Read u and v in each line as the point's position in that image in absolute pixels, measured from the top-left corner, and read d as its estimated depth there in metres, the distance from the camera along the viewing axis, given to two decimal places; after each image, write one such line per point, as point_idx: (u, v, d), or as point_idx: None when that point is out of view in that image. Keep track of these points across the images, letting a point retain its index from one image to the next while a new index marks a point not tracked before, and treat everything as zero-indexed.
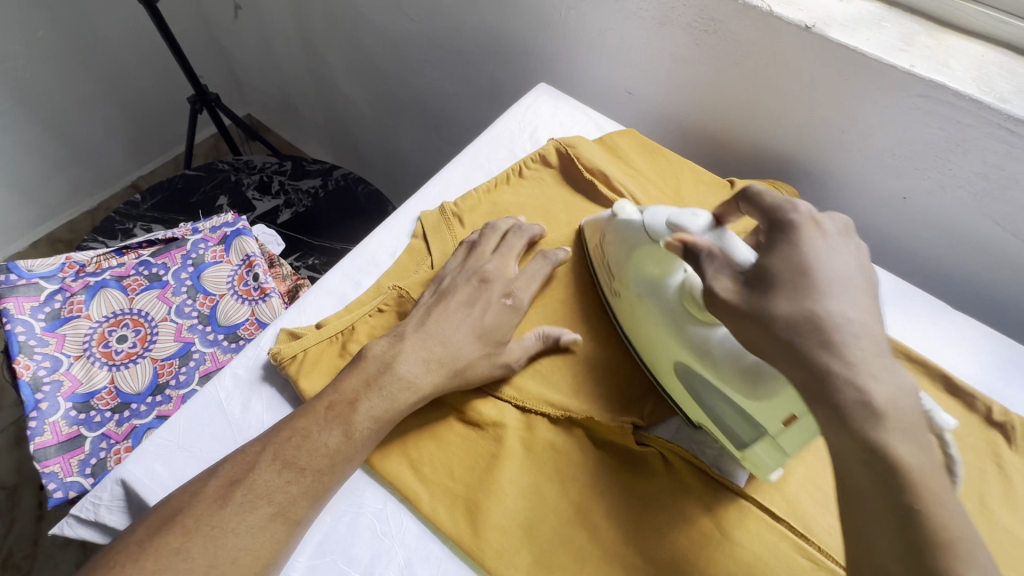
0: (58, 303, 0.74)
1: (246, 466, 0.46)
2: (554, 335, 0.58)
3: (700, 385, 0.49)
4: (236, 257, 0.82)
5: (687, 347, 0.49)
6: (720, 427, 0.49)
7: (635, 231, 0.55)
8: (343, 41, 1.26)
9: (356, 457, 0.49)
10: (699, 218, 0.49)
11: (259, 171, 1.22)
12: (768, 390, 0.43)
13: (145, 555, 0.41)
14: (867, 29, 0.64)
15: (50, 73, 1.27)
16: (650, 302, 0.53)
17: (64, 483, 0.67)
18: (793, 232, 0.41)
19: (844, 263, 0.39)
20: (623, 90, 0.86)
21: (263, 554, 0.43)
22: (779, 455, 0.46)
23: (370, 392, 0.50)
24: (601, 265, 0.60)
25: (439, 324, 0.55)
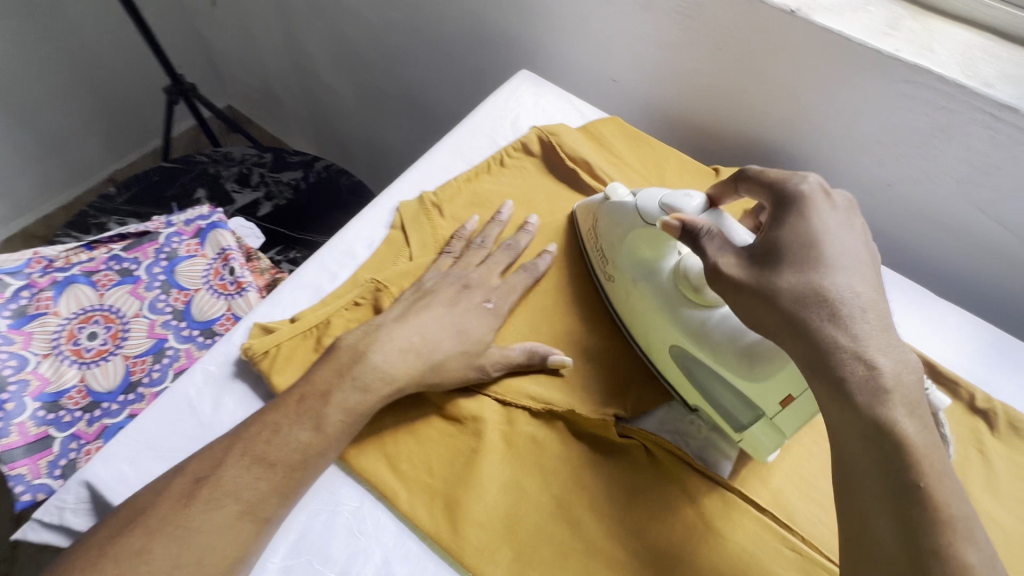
0: (24, 299, 0.71)
1: (213, 462, 0.45)
2: (542, 353, 0.54)
3: (696, 367, 0.50)
4: (212, 251, 0.80)
5: (684, 329, 0.50)
6: (714, 409, 0.50)
7: (628, 215, 0.56)
8: (323, 29, 1.22)
9: (329, 452, 0.48)
10: (693, 200, 0.51)
11: (238, 163, 1.19)
12: (767, 369, 0.44)
13: (105, 559, 0.40)
14: (852, 13, 0.63)
15: (18, 63, 1.23)
16: (645, 285, 0.54)
17: (32, 486, 0.64)
18: (803, 206, 0.44)
19: (851, 237, 0.42)
20: (607, 77, 0.85)
21: (231, 551, 0.43)
22: (777, 436, 0.46)
23: (343, 384, 0.49)
24: (594, 250, 0.60)
25: (417, 317, 0.54)
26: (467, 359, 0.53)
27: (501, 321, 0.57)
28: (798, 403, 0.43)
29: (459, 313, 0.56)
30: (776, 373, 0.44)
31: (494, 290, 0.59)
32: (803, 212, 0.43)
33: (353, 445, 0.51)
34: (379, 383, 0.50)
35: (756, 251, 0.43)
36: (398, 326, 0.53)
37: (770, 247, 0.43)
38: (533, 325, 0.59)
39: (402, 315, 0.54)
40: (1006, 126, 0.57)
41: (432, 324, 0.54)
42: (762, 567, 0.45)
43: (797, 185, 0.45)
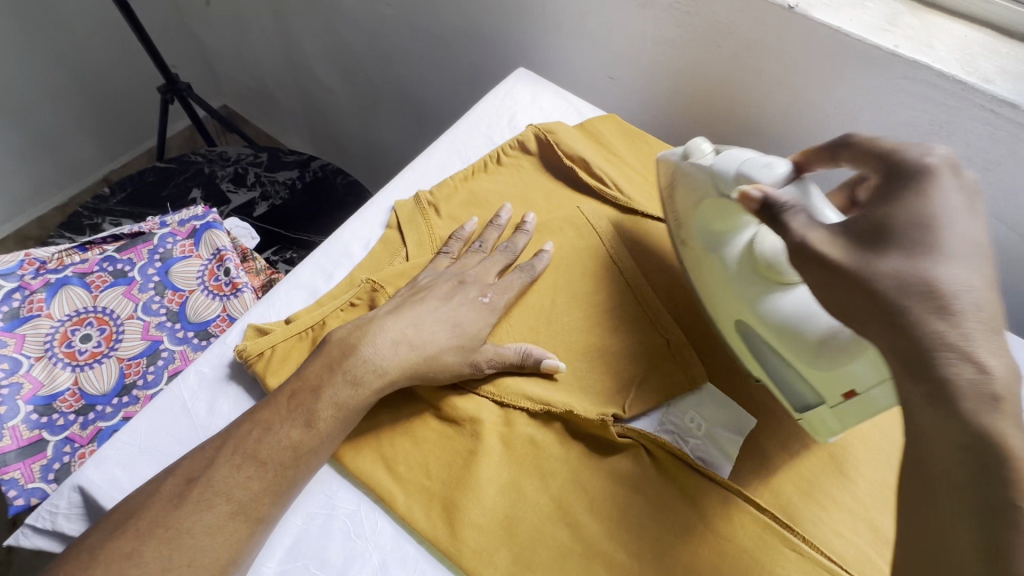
0: (16, 302, 0.71)
1: (204, 463, 0.45)
2: (536, 357, 0.53)
3: (762, 348, 0.48)
4: (207, 252, 0.79)
5: (750, 307, 0.48)
6: (780, 389, 0.48)
7: (707, 180, 0.52)
8: (318, 28, 1.22)
9: (322, 449, 0.48)
10: (774, 169, 0.48)
11: (233, 163, 1.18)
12: (833, 360, 0.42)
13: (97, 562, 0.40)
14: (850, 9, 0.62)
15: (11, 63, 1.22)
16: (715, 256, 0.51)
17: (25, 490, 0.63)
18: (918, 181, 0.37)
19: (976, 222, 0.35)
20: (605, 75, 0.84)
21: (223, 553, 0.42)
22: (840, 423, 0.45)
23: (334, 377, 0.49)
24: (669, 212, 0.58)
25: (413, 313, 0.54)
26: (463, 354, 0.53)
27: (497, 317, 0.57)
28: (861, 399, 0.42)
29: (455, 306, 0.55)
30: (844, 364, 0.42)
31: (490, 286, 0.59)
32: (917, 188, 0.37)
33: (349, 447, 0.51)
34: (372, 378, 0.50)
35: (857, 229, 0.37)
36: (394, 319, 0.53)
37: (873, 224, 0.37)
38: (531, 325, 0.58)
39: (397, 312, 0.54)
40: (1006, 122, 0.57)
41: (428, 317, 0.54)
42: (763, 568, 0.45)
43: (916, 157, 0.39)
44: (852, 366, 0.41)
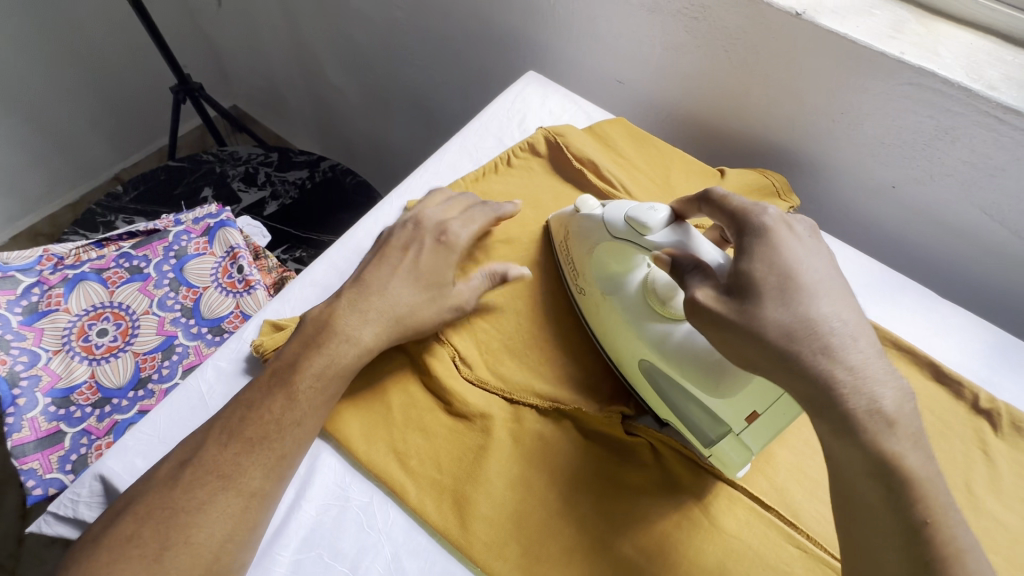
0: (35, 297, 0.72)
1: (195, 445, 0.47)
2: (500, 272, 0.59)
3: (665, 383, 0.50)
4: (220, 249, 0.80)
5: (649, 343, 0.50)
6: (687, 426, 0.50)
7: (596, 227, 0.55)
8: (329, 30, 1.23)
9: (306, 421, 0.49)
10: (657, 213, 0.48)
11: (244, 162, 1.20)
12: (728, 386, 0.44)
13: (99, 547, 0.42)
14: (857, 15, 0.63)
15: (27, 64, 1.24)
16: (613, 300, 0.54)
17: (43, 480, 0.65)
18: (767, 234, 0.41)
19: (823, 263, 0.40)
20: (614, 79, 0.85)
21: (230, 536, 0.43)
22: (743, 452, 0.46)
23: (310, 353, 0.51)
24: (566, 260, 0.60)
25: (379, 282, 0.56)
26: (435, 305, 0.56)
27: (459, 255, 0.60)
28: (762, 420, 0.43)
29: (415, 258, 0.58)
30: (739, 388, 0.43)
31: (449, 228, 0.61)
32: (769, 241, 0.40)
33: (362, 441, 0.51)
34: (356, 355, 0.52)
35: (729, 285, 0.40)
36: (391, 306, 0.54)
37: (743, 281, 0.39)
38: (539, 323, 0.59)
39: (366, 288, 0.55)
40: (1010, 128, 0.58)
41: (396, 281, 0.56)
42: (768, 564, 0.46)
43: (758, 214, 0.42)
44: (751, 388, 0.43)
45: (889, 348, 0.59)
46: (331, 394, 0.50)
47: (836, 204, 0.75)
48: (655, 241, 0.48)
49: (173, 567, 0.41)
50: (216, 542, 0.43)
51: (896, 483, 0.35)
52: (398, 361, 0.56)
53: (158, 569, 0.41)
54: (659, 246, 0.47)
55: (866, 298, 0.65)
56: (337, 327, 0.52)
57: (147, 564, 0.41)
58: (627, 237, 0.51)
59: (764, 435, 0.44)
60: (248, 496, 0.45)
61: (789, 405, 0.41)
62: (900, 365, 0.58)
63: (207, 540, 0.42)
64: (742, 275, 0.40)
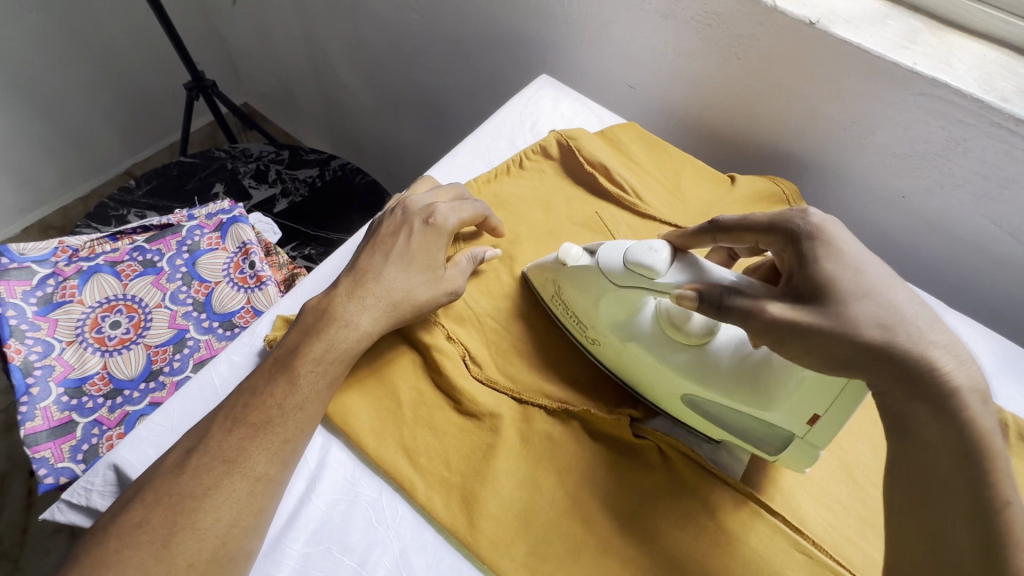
0: (50, 288, 0.73)
1: (201, 432, 0.47)
2: (481, 255, 0.61)
3: (717, 409, 0.50)
4: (232, 245, 0.81)
5: (692, 376, 0.49)
6: (747, 440, 0.50)
7: (594, 277, 0.53)
8: (343, 30, 1.24)
9: (309, 407, 0.50)
10: (658, 253, 0.48)
11: (256, 160, 1.21)
12: (782, 392, 0.45)
13: (109, 535, 0.42)
14: (870, 26, 0.64)
15: (43, 58, 1.25)
16: (636, 346, 0.52)
17: (55, 469, 0.66)
18: (820, 234, 0.41)
19: (869, 250, 0.41)
20: (626, 84, 0.86)
21: (241, 521, 0.44)
22: (810, 453, 0.47)
23: (311, 340, 0.52)
24: (563, 313, 0.58)
25: (375, 267, 0.56)
26: (431, 287, 0.56)
27: (448, 239, 0.59)
28: (824, 419, 0.44)
29: (406, 242, 0.57)
30: (794, 390, 0.44)
31: (433, 211, 0.59)
32: (824, 242, 0.41)
33: (372, 438, 0.52)
34: (360, 344, 0.53)
35: (794, 293, 0.40)
36: (400, 303, 0.55)
37: (813, 286, 0.40)
38: (548, 326, 0.60)
39: (363, 276, 0.55)
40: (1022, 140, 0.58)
41: (389, 266, 0.56)
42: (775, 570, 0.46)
43: (800, 219, 0.43)
44: (808, 387, 0.43)
45: None
46: (335, 382, 0.52)
47: (845, 213, 0.76)
48: (668, 281, 0.47)
49: (181, 553, 0.42)
50: (223, 527, 0.43)
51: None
52: (409, 358, 0.56)
53: (167, 555, 0.41)
54: (676, 285, 0.46)
55: None
56: (336, 315, 0.53)
57: (156, 549, 0.42)
58: (633, 282, 0.50)
59: (827, 435, 0.45)
60: (255, 481, 0.45)
61: (859, 384, 0.40)
62: None
63: (213, 526, 0.43)
64: (809, 281, 0.40)
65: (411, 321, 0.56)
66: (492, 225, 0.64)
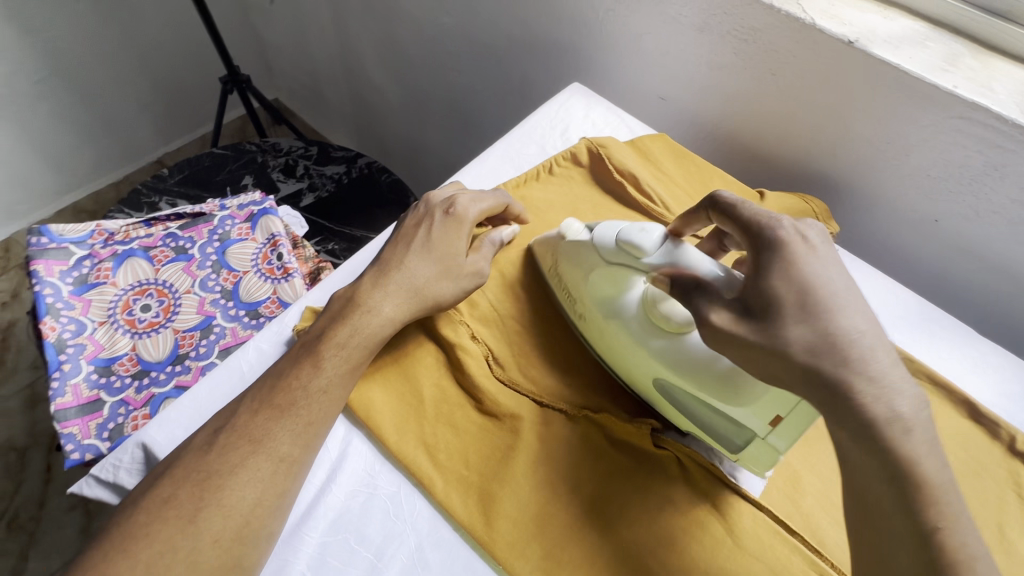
0: (86, 269, 0.75)
1: (229, 414, 0.48)
2: (498, 238, 0.62)
3: (680, 397, 0.50)
4: (262, 236, 0.83)
5: (660, 360, 0.50)
6: (709, 434, 0.50)
7: (588, 251, 0.55)
8: (377, 31, 1.26)
9: (337, 396, 0.50)
10: (649, 234, 0.49)
11: (285, 154, 1.23)
12: (749, 392, 0.44)
13: (139, 509, 0.43)
14: (909, 47, 0.63)
15: (87, 46, 1.30)
16: (616, 324, 0.53)
17: (81, 445, 0.68)
18: (784, 247, 0.41)
19: (839, 272, 0.40)
20: (657, 95, 0.86)
21: (262, 504, 0.45)
22: (771, 454, 0.46)
23: (338, 326, 0.52)
24: (557, 286, 0.60)
25: (397, 257, 0.57)
26: (452, 277, 0.57)
27: (469, 229, 0.60)
28: (786, 421, 0.43)
29: (426, 233, 0.58)
30: (760, 395, 0.44)
31: (453, 203, 0.59)
32: (784, 258, 0.40)
33: (394, 431, 0.52)
34: (384, 330, 0.53)
35: (745, 305, 0.40)
36: (426, 295, 0.55)
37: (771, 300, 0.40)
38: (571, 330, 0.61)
39: (386, 266, 0.56)
40: None
41: (410, 255, 0.57)
42: None
43: (771, 228, 0.42)
44: (771, 391, 0.43)
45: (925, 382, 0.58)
46: (359, 368, 0.52)
47: (873, 233, 0.75)
48: (650, 262, 0.48)
49: (205, 530, 0.42)
50: (247, 506, 0.44)
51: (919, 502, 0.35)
52: (433, 356, 0.57)
53: (192, 531, 0.42)
54: (654, 267, 0.48)
55: (902, 330, 0.64)
56: (360, 302, 0.54)
57: (183, 525, 0.42)
58: (620, 259, 0.51)
59: (791, 437, 0.44)
60: (279, 461, 0.46)
61: (808, 410, 0.42)
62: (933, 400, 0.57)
63: (238, 504, 0.44)
64: (761, 294, 0.40)
65: (433, 312, 0.57)
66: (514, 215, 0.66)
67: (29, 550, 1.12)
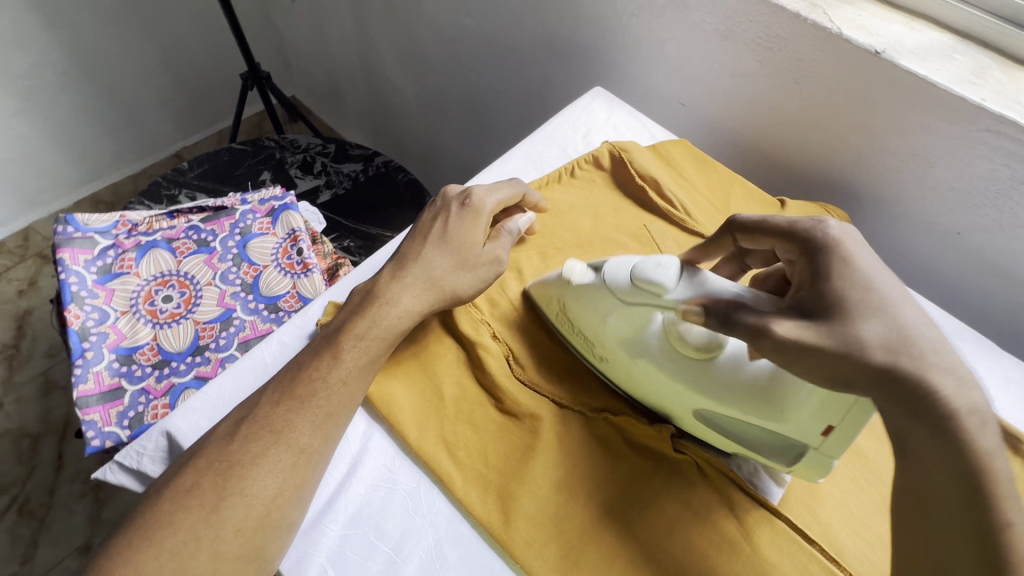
0: (109, 258, 0.76)
1: (252, 405, 0.49)
2: (513, 227, 0.62)
3: (729, 423, 0.49)
4: (282, 231, 0.83)
5: (701, 388, 0.49)
6: (763, 455, 0.49)
7: (602, 292, 0.54)
8: (397, 32, 1.28)
9: (358, 391, 0.51)
10: (666, 269, 0.48)
11: (304, 151, 1.24)
12: (796, 403, 0.44)
13: (166, 495, 0.44)
14: (937, 58, 0.63)
15: (111, 40, 1.32)
16: (645, 361, 0.52)
17: (102, 432, 0.69)
18: (835, 248, 0.42)
19: (886, 268, 0.41)
20: (677, 101, 0.86)
21: (285, 493, 0.45)
22: (824, 461, 0.45)
23: (360, 320, 0.53)
24: (569, 329, 0.58)
25: (416, 250, 0.57)
26: (470, 268, 0.57)
27: (487, 219, 0.60)
28: (839, 429, 0.43)
29: (443, 225, 0.58)
30: (806, 402, 0.44)
31: (467, 196, 0.59)
32: (835, 259, 0.42)
33: (415, 427, 0.53)
34: (401, 323, 0.54)
35: (803, 308, 0.42)
36: (443, 288, 0.56)
37: None
38: None
39: (406, 260, 0.57)
40: None
41: (427, 247, 0.57)
42: None
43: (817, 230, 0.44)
44: (822, 399, 0.43)
45: None
46: (378, 361, 0.53)
47: (894, 245, 0.75)
48: (674, 297, 0.48)
49: (229, 519, 0.43)
50: (268, 497, 0.44)
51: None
52: (453, 353, 0.57)
53: (214, 520, 0.43)
54: (681, 300, 0.47)
55: None
56: (381, 295, 0.54)
57: (206, 513, 0.43)
58: (641, 297, 0.51)
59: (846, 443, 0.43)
60: (299, 452, 0.47)
61: (866, 404, 0.41)
62: None
63: (260, 493, 0.44)
64: (819, 297, 0.41)
65: (452, 305, 0.57)
66: (531, 202, 0.66)
67: (39, 536, 1.13)
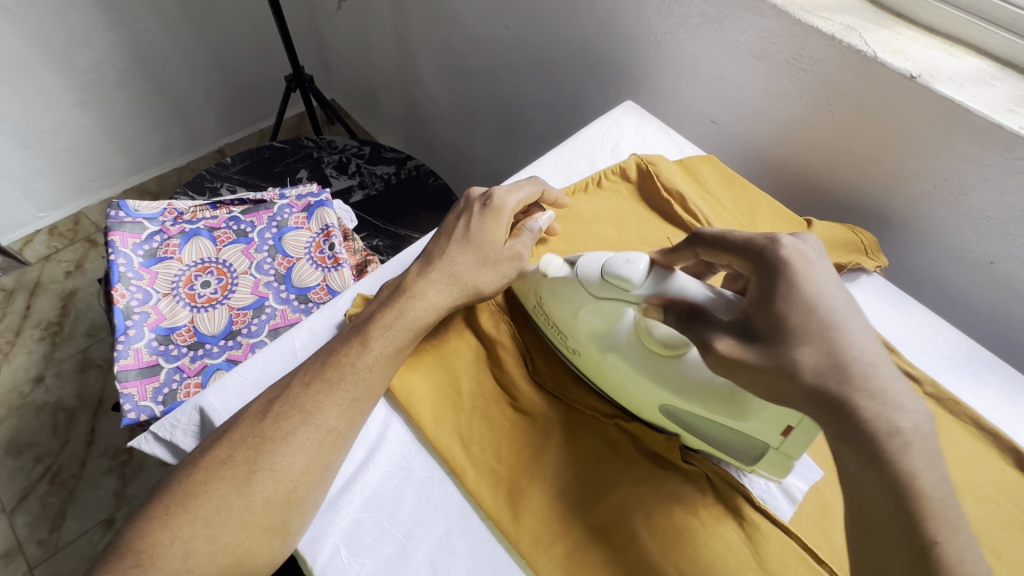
0: (155, 243, 0.80)
1: (282, 386, 0.51)
2: (533, 225, 0.63)
3: (689, 418, 0.51)
4: (316, 226, 0.87)
5: (662, 385, 0.50)
6: (724, 451, 0.51)
7: (574, 286, 0.54)
8: (436, 41, 1.32)
9: (384, 381, 0.53)
10: (635, 265, 0.49)
11: (340, 152, 1.29)
12: (754, 411, 0.45)
13: (199, 466, 0.46)
14: (976, 85, 0.62)
15: (167, 39, 1.39)
16: (614, 356, 0.53)
17: (138, 406, 0.73)
18: (787, 271, 0.41)
19: (836, 288, 0.40)
20: (708, 118, 0.87)
21: (310, 470, 0.48)
22: (782, 461, 0.47)
23: (387, 312, 0.55)
24: (544, 320, 0.59)
25: (440, 248, 0.59)
26: (490, 266, 0.59)
27: (509, 219, 0.61)
28: (793, 435, 0.44)
29: (466, 225, 0.60)
30: (762, 412, 0.45)
31: (489, 196, 0.61)
32: (788, 281, 0.40)
33: (432, 420, 0.54)
34: (427, 315, 0.56)
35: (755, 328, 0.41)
36: (467, 284, 0.58)
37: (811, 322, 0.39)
38: None
39: (432, 257, 0.59)
40: None
41: (452, 246, 0.59)
42: None
43: (771, 248, 0.42)
44: (772, 412, 0.44)
45: (968, 425, 0.57)
46: (404, 352, 0.55)
47: (922, 271, 0.74)
48: (640, 293, 0.49)
49: (259, 491, 0.45)
50: (296, 473, 0.47)
51: (934, 522, 0.35)
52: (473, 351, 0.59)
53: (247, 491, 0.45)
54: (646, 297, 0.49)
55: (946, 370, 0.63)
56: (408, 288, 0.57)
57: (239, 483, 0.46)
58: (610, 291, 0.51)
59: (801, 445, 0.45)
60: (326, 433, 0.49)
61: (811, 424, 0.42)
62: (975, 444, 0.56)
63: (289, 469, 0.47)
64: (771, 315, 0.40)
65: (473, 303, 0.60)
66: (552, 198, 0.69)
67: (67, 507, 1.18)
